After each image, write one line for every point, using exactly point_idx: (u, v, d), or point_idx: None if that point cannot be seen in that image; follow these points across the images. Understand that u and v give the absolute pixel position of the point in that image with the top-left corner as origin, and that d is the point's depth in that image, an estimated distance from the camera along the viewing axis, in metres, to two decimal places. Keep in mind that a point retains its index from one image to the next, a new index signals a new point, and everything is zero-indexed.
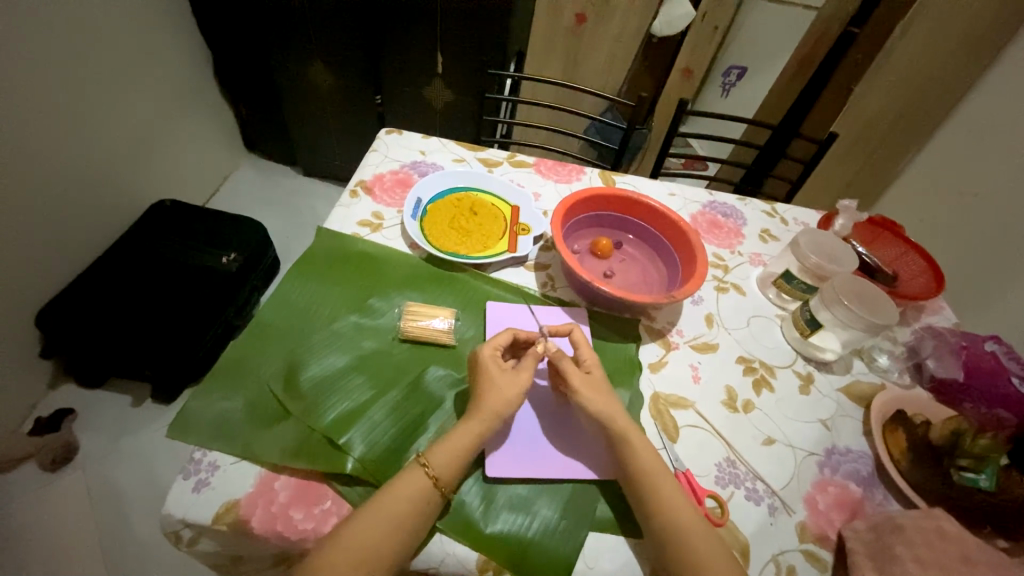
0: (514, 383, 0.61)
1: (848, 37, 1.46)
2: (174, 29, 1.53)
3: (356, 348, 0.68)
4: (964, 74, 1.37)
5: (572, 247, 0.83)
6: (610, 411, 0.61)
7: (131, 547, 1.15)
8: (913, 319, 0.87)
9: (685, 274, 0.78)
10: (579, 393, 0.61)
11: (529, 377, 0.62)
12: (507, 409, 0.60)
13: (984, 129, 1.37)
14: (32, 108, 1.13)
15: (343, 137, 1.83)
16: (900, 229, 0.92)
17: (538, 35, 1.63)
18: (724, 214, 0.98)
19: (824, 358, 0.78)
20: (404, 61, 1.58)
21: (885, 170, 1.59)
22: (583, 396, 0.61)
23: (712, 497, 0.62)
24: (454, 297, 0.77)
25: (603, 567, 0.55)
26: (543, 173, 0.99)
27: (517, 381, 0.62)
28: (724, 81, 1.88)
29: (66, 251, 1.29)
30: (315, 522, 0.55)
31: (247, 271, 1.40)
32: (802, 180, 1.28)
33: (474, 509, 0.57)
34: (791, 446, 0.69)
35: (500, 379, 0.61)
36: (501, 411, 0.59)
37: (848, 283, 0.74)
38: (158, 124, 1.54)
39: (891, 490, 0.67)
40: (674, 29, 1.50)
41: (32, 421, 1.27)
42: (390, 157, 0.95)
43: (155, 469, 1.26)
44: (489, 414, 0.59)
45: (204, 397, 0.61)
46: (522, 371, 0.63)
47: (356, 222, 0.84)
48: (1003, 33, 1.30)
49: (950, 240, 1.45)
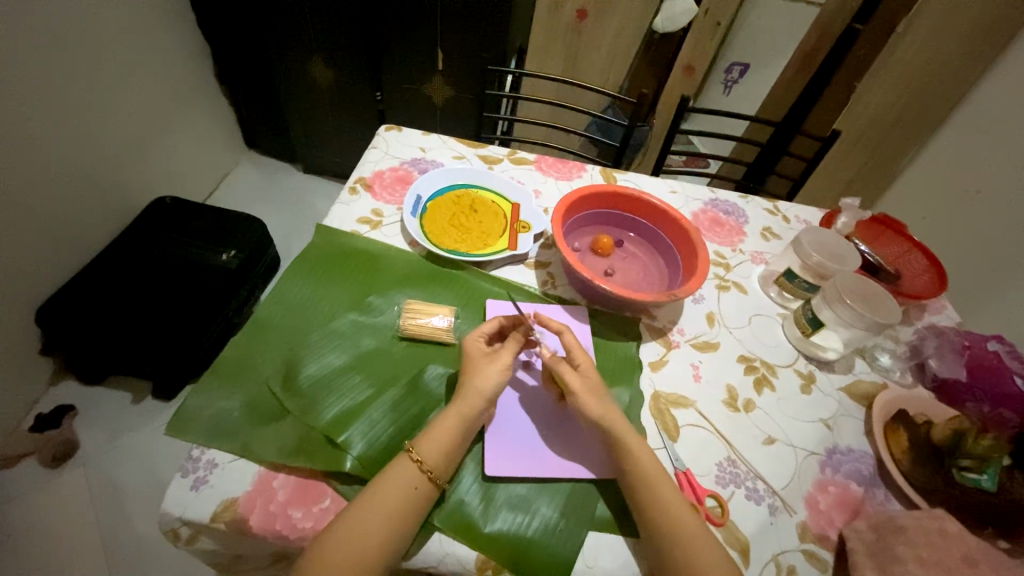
0: (495, 365, 0.62)
1: (852, 33, 1.41)
2: (173, 25, 1.52)
3: (356, 346, 0.68)
4: (969, 71, 1.36)
5: (573, 245, 0.82)
6: (604, 409, 0.61)
7: (132, 544, 1.15)
8: (916, 318, 0.86)
9: (687, 272, 0.77)
10: (577, 396, 0.61)
11: (509, 358, 0.63)
12: (490, 391, 0.60)
13: (989, 127, 1.36)
14: (31, 104, 1.13)
15: (343, 133, 1.82)
16: (904, 227, 0.90)
17: (539, 30, 1.62)
18: (726, 212, 0.97)
19: (826, 357, 0.78)
20: (404, 57, 1.57)
21: (888, 168, 1.58)
22: (579, 397, 0.61)
23: (712, 497, 0.62)
24: (453, 294, 0.77)
25: (603, 567, 0.55)
26: (544, 170, 0.98)
27: (496, 365, 0.62)
28: (726, 78, 1.88)
29: (65, 247, 1.28)
30: (313, 521, 0.55)
31: (247, 268, 1.40)
32: (804, 178, 1.27)
33: (473, 508, 0.57)
34: (792, 446, 0.69)
35: (481, 362, 0.62)
36: (482, 393, 0.60)
37: (850, 283, 0.74)
38: (157, 120, 1.53)
39: (892, 490, 0.67)
40: (677, 24, 1.48)
41: (32, 417, 1.27)
42: (389, 154, 0.95)
43: (156, 465, 1.26)
44: (470, 396, 0.59)
45: (203, 396, 0.61)
46: (502, 353, 0.63)
47: (355, 220, 0.84)
48: (1009, 29, 1.29)
49: (953, 239, 1.44)
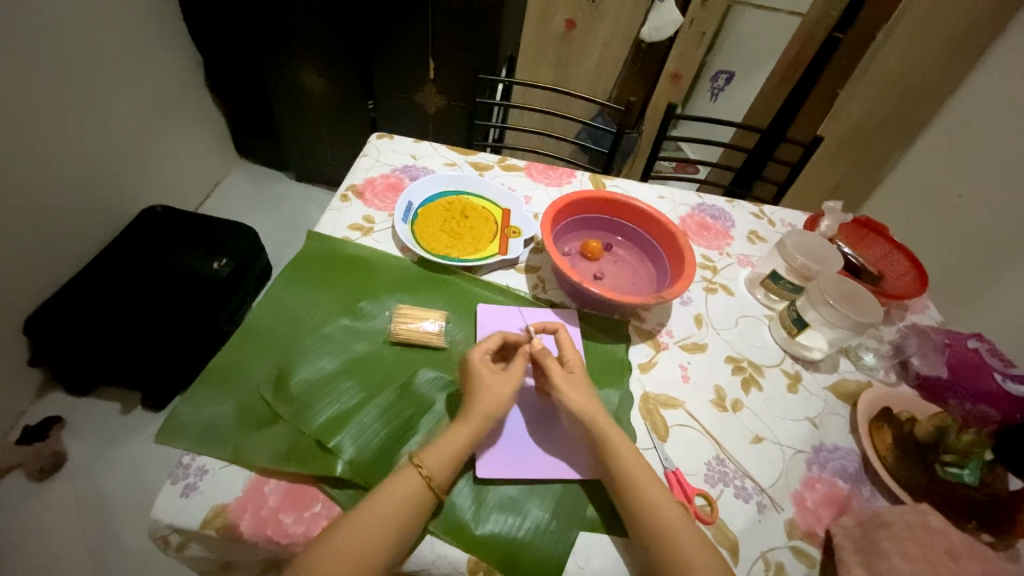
0: (505, 381, 0.63)
1: (833, 42, 1.49)
2: (164, 34, 1.53)
3: (347, 351, 0.69)
4: (947, 77, 1.40)
5: (563, 249, 0.83)
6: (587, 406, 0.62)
7: (120, 557, 1.13)
8: (898, 318, 0.88)
9: (674, 276, 0.79)
10: (560, 390, 0.62)
11: (518, 376, 0.64)
12: (502, 407, 0.61)
13: (967, 131, 1.39)
14: (21, 113, 1.13)
15: (335, 141, 1.83)
16: (886, 230, 0.93)
17: (529, 40, 1.65)
18: (712, 217, 0.99)
19: (811, 356, 0.79)
20: (396, 67, 1.59)
21: (871, 173, 1.62)
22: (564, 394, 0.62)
23: (701, 496, 0.63)
24: (445, 299, 0.77)
25: (592, 567, 0.55)
26: (534, 176, 0.99)
27: (508, 384, 0.63)
28: (713, 85, 1.95)
29: (54, 256, 1.28)
30: (304, 526, 0.55)
31: (238, 276, 1.39)
32: (790, 182, 1.27)
33: (464, 511, 0.57)
34: (779, 444, 0.70)
35: (491, 381, 0.62)
36: (496, 411, 0.60)
37: (832, 284, 0.75)
38: (147, 129, 1.53)
39: (877, 486, 0.68)
40: (663, 35, 1.53)
41: (19, 430, 1.25)
42: (381, 161, 0.96)
43: (146, 476, 1.25)
44: (482, 414, 0.60)
45: (192, 403, 0.61)
46: (511, 369, 0.64)
47: (347, 226, 0.85)
48: (984, 37, 1.32)
49: (936, 241, 1.47)
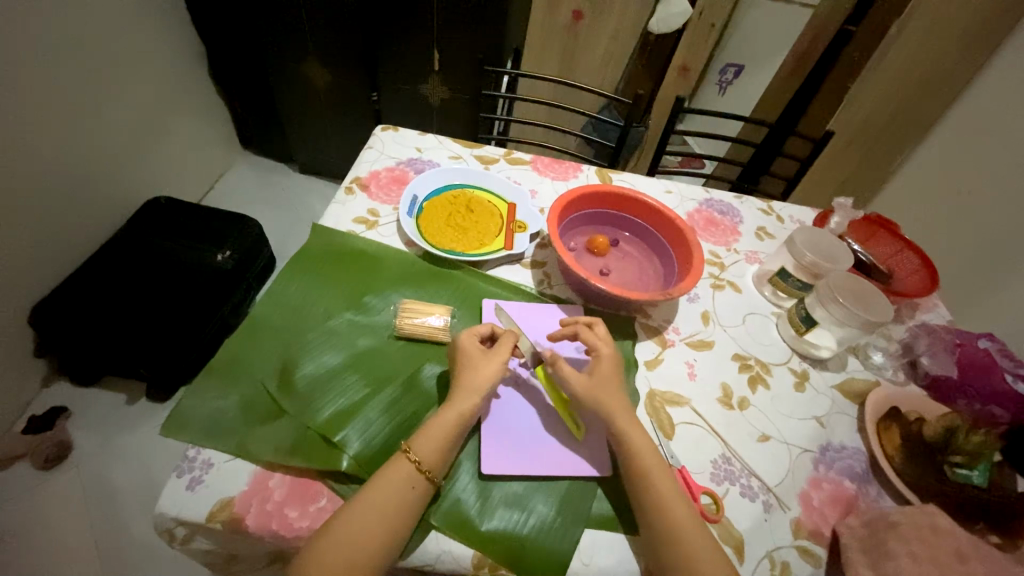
0: (493, 363, 0.62)
1: (845, 35, 1.46)
2: (168, 24, 1.52)
3: (352, 345, 0.68)
4: (961, 71, 1.38)
5: (569, 244, 0.83)
6: (590, 387, 0.62)
7: (126, 547, 1.14)
8: (908, 317, 0.87)
9: (682, 272, 0.78)
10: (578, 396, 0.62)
11: (506, 357, 0.63)
12: (488, 386, 0.61)
13: (981, 127, 1.37)
14: (26, 103, 1.13)
15: (340, 134, 1.82)
16: (897, 226, 0.90)
17: (536, 30, 1.63)
18: (720, 212, 0.98)
19: (819, 355, 0.78)
20: (401, 59, 1.57)
21: (882, 168, 1.59)
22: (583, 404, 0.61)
23: (707, 494, 0.62)
24: (450, 294, 0.77)
25: (598, 565, 0.55)
26: (540, 170, 0.98)
27: (495, 363, 0.62)
28: (721, 79, 1.92)
29: (59, 245, 1.28)
30: (309, 520, 0.55)
31: (242, 268, 1.39)
32: (799, 178, 1.25)
33: (469, 507, 0.57)
34: (786, 443, 0.69)
35: (477, 361, 0.62)
36: (478, 390, 0.60)
37: (844, 282, 0.74)
38: (151, 120, 1.53)
39: (885, 486, 0.68)
40: (670, 26, 1.49)
41: (26, 419, 1.27)
42: (386, 154, 0.95)
43: (151, 466, 1.25)
44: (467, 393, 0.60)
45: (199, 396, 0.61)
46: (498, 351, 0.64)
47: (352, 219, 0.84)
48: (999, 31, 1.30)
49: (947, 238, 1.45)
